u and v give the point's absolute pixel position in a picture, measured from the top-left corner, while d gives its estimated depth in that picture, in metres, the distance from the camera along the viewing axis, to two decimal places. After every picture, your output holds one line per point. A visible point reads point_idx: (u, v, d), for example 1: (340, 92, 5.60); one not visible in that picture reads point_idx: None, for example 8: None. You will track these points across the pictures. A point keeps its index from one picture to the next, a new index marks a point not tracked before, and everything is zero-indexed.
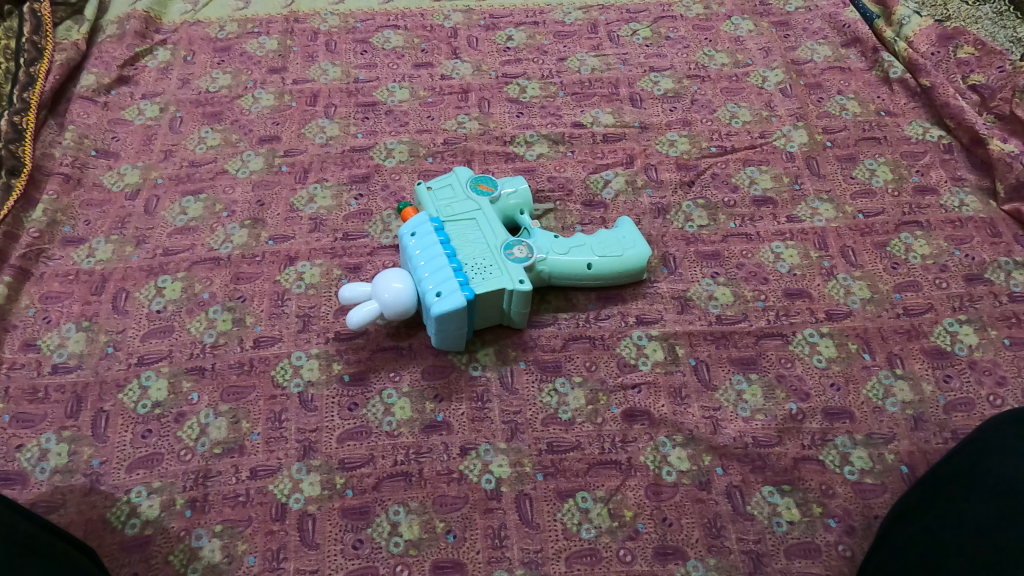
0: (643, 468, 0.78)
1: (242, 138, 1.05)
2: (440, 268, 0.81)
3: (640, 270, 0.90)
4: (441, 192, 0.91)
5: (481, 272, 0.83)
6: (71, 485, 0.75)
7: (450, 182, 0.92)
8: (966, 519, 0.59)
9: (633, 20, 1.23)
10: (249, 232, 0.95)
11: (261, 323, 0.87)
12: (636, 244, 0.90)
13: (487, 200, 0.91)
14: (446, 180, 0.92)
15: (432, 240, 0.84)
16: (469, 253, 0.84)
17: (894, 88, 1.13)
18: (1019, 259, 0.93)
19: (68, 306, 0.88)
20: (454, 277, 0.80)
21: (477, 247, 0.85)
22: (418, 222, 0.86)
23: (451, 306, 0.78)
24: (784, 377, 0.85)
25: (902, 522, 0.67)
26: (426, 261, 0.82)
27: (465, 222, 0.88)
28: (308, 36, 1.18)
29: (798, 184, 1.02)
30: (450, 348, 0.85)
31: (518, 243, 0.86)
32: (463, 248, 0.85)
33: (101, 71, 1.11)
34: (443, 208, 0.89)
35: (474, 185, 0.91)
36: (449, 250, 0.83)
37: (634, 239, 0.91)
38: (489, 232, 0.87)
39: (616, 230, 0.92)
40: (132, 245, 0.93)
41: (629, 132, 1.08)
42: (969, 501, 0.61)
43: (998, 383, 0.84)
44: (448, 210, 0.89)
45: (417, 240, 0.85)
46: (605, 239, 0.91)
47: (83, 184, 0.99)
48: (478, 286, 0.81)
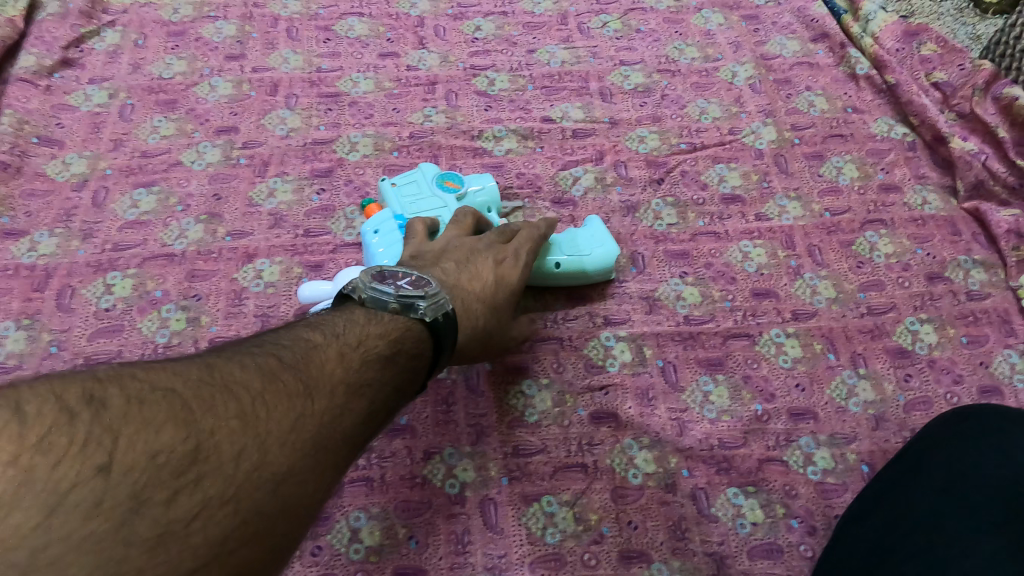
0: (609, 470, 0.78)
1: (197, 128, 1.01)
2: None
3: (608, 270, 0.89)
4: (407, 189, 0.88)
5: None
6: None
7: (415, 178, 0.90)
8: (910, 512, 0.60)
9: (604, 12, 1.21)
10: (205, 227, 0.91)
11: (217, 323, 0.84)
12: (604, 245, 0.88)
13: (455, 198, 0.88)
14: (412, 178, 0.90)
15: (395, 238, 0.83)
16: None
17: (861, 85, 1.12)
18: (978, 258, 0.94)
19: (7, 303, 0.83)
20: None
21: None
22: (382, 221, 0.85)
23: None
24: (750, 377, 0.85)
25: (851, 519, 0.67)
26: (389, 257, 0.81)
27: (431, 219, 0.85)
28: (268, 22, 1.14)
29: (766, 182, 1.02)
30: None
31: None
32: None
33: (43, 53, 1.05)
34: (408, 204, 0.87)
35: (443, 182, 0.89)
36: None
37: (602, 239, 0.89)
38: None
39: (586, 231, 0.90)
40: (78, 239, 0.89)
41: (598, 127, 1.06)
42: (912, 493, 0.62)
43: (955, 381, 0.85)
44: (413, 207, 0.87)
45: (379, 238, 0.83)
46: (573, 238, 0.89)
47: (24, 173, 0.94)
48: None
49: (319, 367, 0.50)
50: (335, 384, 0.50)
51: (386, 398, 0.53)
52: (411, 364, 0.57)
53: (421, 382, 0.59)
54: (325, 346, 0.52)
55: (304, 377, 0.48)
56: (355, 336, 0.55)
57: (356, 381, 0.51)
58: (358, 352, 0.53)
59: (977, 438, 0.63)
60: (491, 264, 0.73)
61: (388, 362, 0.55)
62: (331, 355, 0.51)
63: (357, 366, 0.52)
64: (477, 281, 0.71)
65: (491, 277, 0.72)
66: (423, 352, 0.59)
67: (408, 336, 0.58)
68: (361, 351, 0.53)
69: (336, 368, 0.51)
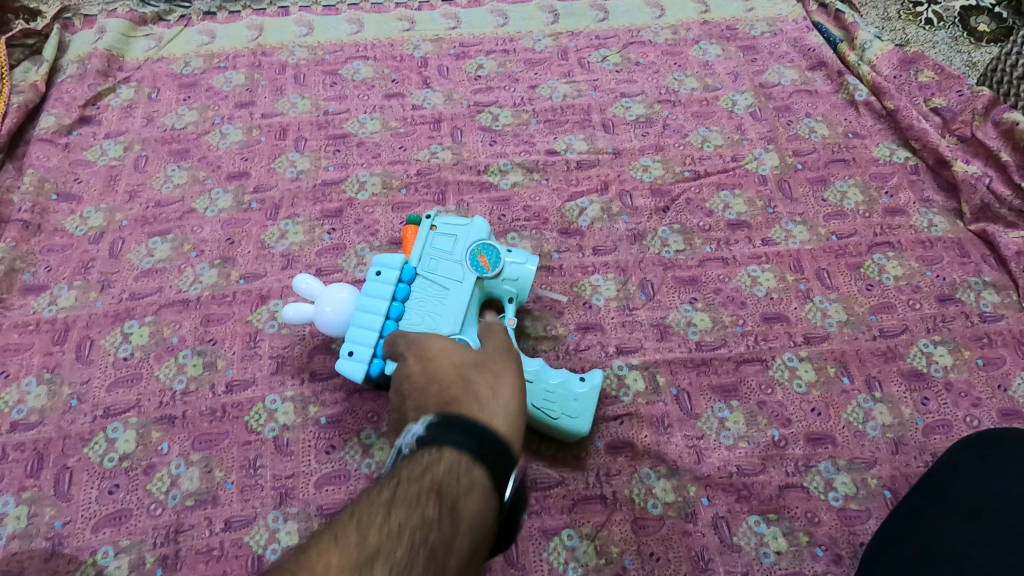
0: (628, 502, 0.77)
1: (209, 175, 1.03)
2: (368, 331, 0.77)
3: (568, 439, 0.79)
4: (436, 246, 0.84)
5: None
6: (32, 551, 0.71)
7: (456, 238, 0.84)
8: (941, 535, 0.60)
9: (603, 46, 1.23)
10: (219, 272, 0.93)
11: (233, 366, 0.84)
12: (582, 416, 0.78)
13: (472, 272, 0.82)
14: (452, 237, 0.84)
15: (386, 288, 0.79)
16: (412, 329, 0.78)
17: (860, 111, 1.14)
18: (988, 279, 0.95)
19: (28, 358, 0.85)
20: (378, 335, 0.77)
21: (429, 323, 0.79)
22: (392, 260, 0.81)
23: (349, 366, 0.75)
24: (766, 403, 0.84)
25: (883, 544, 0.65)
26: (365, 310, 0.78)
27: (437, 287, 0.81)
28: (276, 69, 1.16)
29: (771, 207, 1.03)
30: (364, 388, 0.82)
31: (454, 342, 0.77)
32: (411, 319, 0.79)
33: (61, 112, 1.08)
34: (428, 265, 0.82)
35: (474, 253, 0.83)
36: (392, 316, 0.78)
37: (584, 407, 0.79)
38: (445, 310, 0.80)
39: (578, 382, 0.80)
40: (96, 291, 0.90)
41: (602, 158, 1.08)
42: (942, 517, 0.62)
43: (974, 404, 0.84)
44: (430, 268, 0.82)
45: (375, 282, 0.80)
46: (556, 387, 0.79)
47: (44, 230, 0.96)
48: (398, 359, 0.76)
49: (328, 551, 0.44)
50: (344, 566, 0.43)
51: (432, 545, 0.46)
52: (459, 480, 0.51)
53: (492, 511, 0.51)
54: (352, 540, 0.45)
55: None
56: (379, 509, 0.47)
57: (375, 546, 0.45)
58: (379, 510, 0.47)
59: (997, 467, 0.63)
60: (494, 355, 0.66)
61: (422, 500, 0.48)
62: (360, 549, 0.44)
63: (376, 528, 0.46)
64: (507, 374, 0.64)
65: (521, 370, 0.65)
66: (471, 476, 0.51)
67: (438, 464, 0.51)
68: (385, 507, 0.48)
69: (348, 543, 0.45)
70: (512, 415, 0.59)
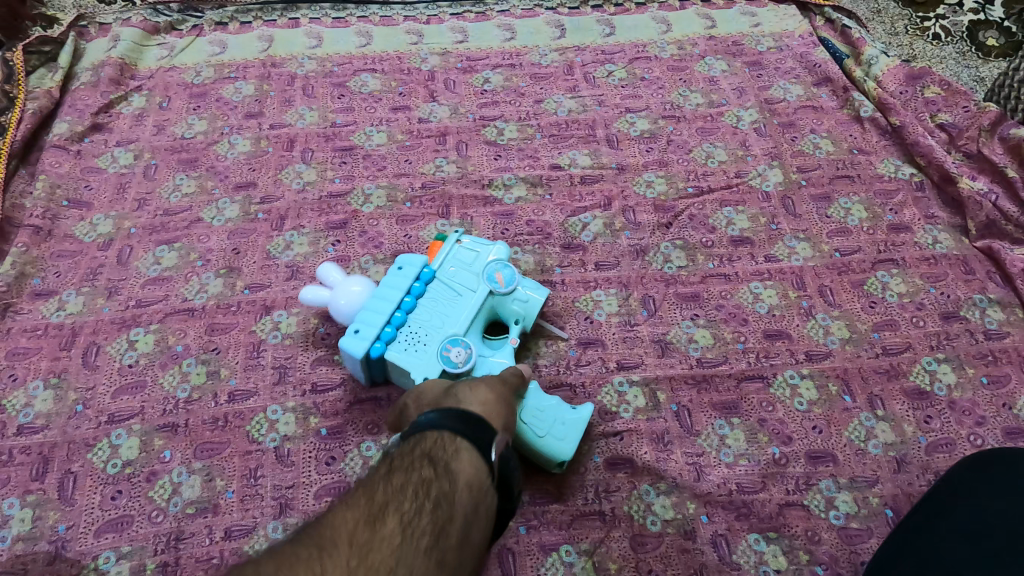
0: (627, 518, 0.77)
1: (217, 185, 1.04)
2: (374, 318, 0.78)
3: (549, 464, 0.78)
4: (457, 257, 0.84)
5: (411, 342, 0.78)
6: (34, 554, 0.72)
7: (478, 251, 0.85)
8: (937, 553, 0.60)
9: (609, 61, 1.24)
10: (224, 281, 0.94)
11: (236, 376, 0.85)
12: (566, 440, 0.77)
13: (485, 285, 0.82)
14: (476, 251, 0.85)
15: (401, 285, 0.81)
16: (415, 325, 0.79)
17: (865, 127, 1.14)
18: (993, 296, 0.94)
19: (36, 363, 0.86)
20: (381, 327, 0.78)
21: (432, 326, 0.79)
22: (415, 261, 0.84)
23: (348, 349, 0.76)
24: (766, 421, 0.84)
25: (879, 563, 0.64)
26: (375, 304, 0.80)
27: (449, 292, 0.82)
28: (285, 81, 1.18)
29: (775, 224, 1.03)
30: (360, 381, 0.83)
31: (450, 345, 0.77)
32: (417, 319, 0.80)
33: (74, 119, 1.10)
34: (446, 272, 0.83)
35: (492, 270, 0.83)
36: (401, 309, 0.80)
37: (570, 432, 0.78)
38: (452, 314, 0.80)
39: (568, 409, 0.79)
40: (103, 297, 0.92)
41: (606, 173, 1.08)
42: (940, 534, 0.62)
43: (978, 423, 0.84)
44: (448, 273, 0.83)
45: (395, 277, 0.82)
46: (547, 407, 0.78)
47: (54, 235, 0.98)
48: (393, 353, 0.77)
49: (338, 513, 0.47)
50: (357, 520, 0.46)
51: (437, 497, 0.49)
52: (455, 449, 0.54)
53: (487, 475, 0.54)
54: (364, 498, 0.48)
55: (355, 533, 0.45)
56: (387, 475, 0.51)
57: (380, 502, 0.48)
58: (379, 481, 0.50)
59: (1004, 492, 0.62)
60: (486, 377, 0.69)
61: (417, 465, 0.52)
62: (374, 502, 0.48)
63: (378, 493, 0.49)
64: (488, 389, 0.66)
65: (504, 390, 0.67)
66: (458, 446, 0.54)
67: (428, 437, 0.55)
68: (384, 479, 0.50)
69: (355, 504, 0.48)
70: (494, 406, 0.63)
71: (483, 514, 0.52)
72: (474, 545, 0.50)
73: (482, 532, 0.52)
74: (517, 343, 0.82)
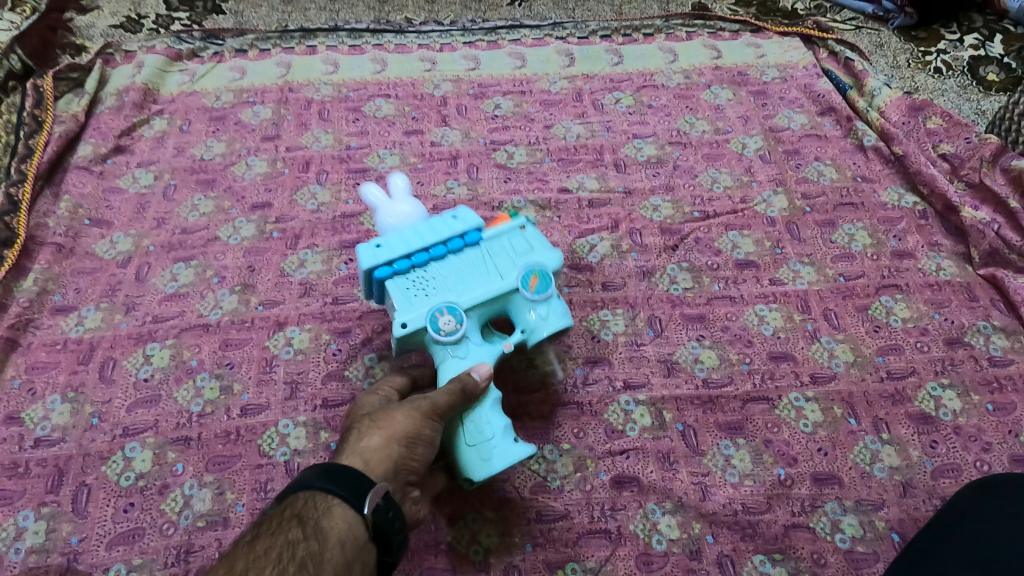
0: (633, 536, 0.78)
1: (234, 205, 1.07)
2: (400, 248, 0.78)
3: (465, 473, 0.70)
4: (508, 240, 0.80)
5: (420, 287, 0.76)
6: (48, 566, 0.73)
7: (528, 246, 0.80)
8: None
9: (617, 89, 1.27)
10: (239, 298, 0.96)
11: (249, 391, 0.87)
12: (495, 462, 0.70)
13: (516, 280, 0.77)
14: (530, 245, 0.81)
15: (440, 233, 0.80)
16: (430, 275, 0.77)
17: (869, 155, 1.16)
18: (997, 323, 0.95)
19: (54, 376, 0.87)
20: (402, 258, 0.77)
21: (445, 285, 0.77)
22: (468, 218, 0.81)
23: (362, 259, 0.76)
24: (771, 442, 0.85)
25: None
26: (410, 238, 0.79)
27: (480, 263, 0.79)
28: (302, 105, 1.21)
29: (779, 248, 1.04)
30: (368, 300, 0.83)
31: (445, 310, 0.74)
32: (437, 271, 0.78)
33: (99, 142, 1.14)
34: (489, 249, 0.80)
35: (530, 271, 0.78)
36: (430, 252, 0.78)
37: (502, 457, 0.70)
38: (469, 284, 0.77)
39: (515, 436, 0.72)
40: (121, 313, 0.94)
41: (613, 197, 1.10)
42: (947, 556, 0.62)
43: (984, 449, 0.84)
44: (491, 248, 0.80)
45: (444, 223, 0.81)
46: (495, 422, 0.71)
47: (76, 253, 1.00)
48: (396, 287, 0.76)
49: None
50: None
51: (300, 559, 0.54)
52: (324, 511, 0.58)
53: (358, 529, 0.58)
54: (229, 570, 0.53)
55: None
56: (255, 546, 0.55)
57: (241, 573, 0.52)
58: (247, 548, 0.55)
59: (1011, 517, 0.63)
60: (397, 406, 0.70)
61: (285, 529, 0.56)
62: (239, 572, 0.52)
63: (242, 561, 0.54)
64: (378, 430, 0.67)
65: (406, 424, 0.67)
66: (329, 504, 0.58)
67: (299, 498, 0.59)
68: (249, 547, 0.55)
69: None
70: (384, 452, 0.66)
71: (358, 566, 0.57)
72: None
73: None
74: (509, 350, 0.77)
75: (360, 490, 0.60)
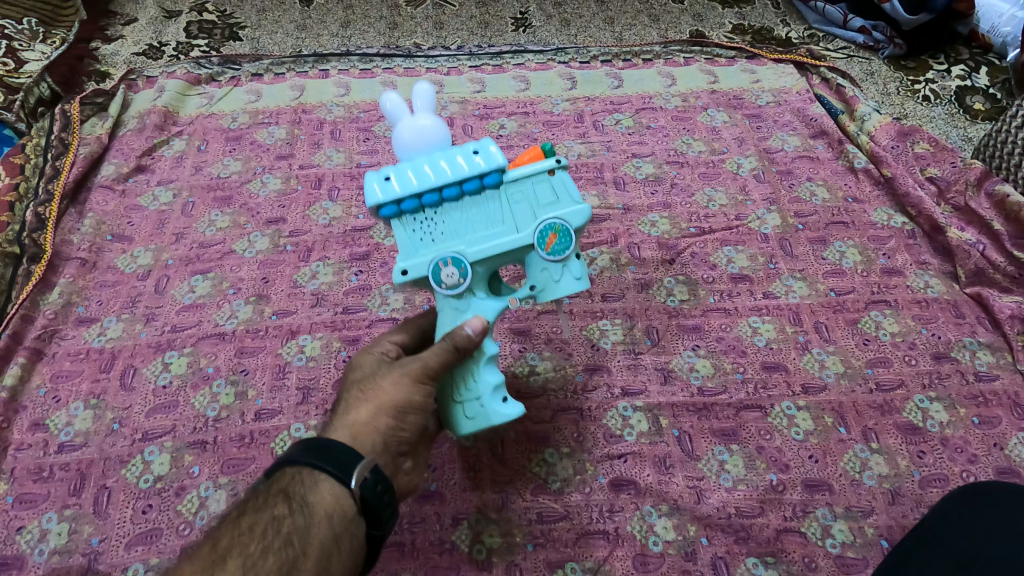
0: (630, 539, 0.81)
1: (249, 220, 1.11)
2: (410, 183, 0.66)
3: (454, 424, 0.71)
4: (533, 186, 0.68)
5: (425, 231, 0.68)
6: (70, 565, 0.76)
7: (554, 195, 0.69)
8: None
9: (617, 111, 1.32)
10: (253, 308, 1.00)
11: (262, 396, 0.90)
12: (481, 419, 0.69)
13: (532, 235, 0.68)
14: (557, 194, 0.69)
15: (457, 167, 0.67)
16: (439, 218, 0.68)
17: (859, 176, 1.21)
18: (982, 339, 0.99)
19: (77, 384, 0.91)
20: (411, 195, 0.66)
21: (454, 230, 0.68)
22: (494, 151, 0.68)
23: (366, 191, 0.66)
24: (764, 449, 0.88)
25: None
26: (424, 171, 0.67)
27: (496, 210, 0.68)
28: (314, 125, 1.27)
29: (772, 263, 1.08)
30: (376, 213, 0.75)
31: (450, 261, 0.67)
32: (446, 214, 0.68)
33: (121, 162, 1.19)
34: (509, 191, 0.68)
35: (551, 228, 0.68)
36: (441, 190, 0.67)
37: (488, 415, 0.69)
38: (480, 232, 0.69)
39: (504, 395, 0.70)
40: (141, 323, 0.98)
41: (613, 214, 1.15)
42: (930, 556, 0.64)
43: (970, 460, 0.87)
44: (512, 191, 0.68)
45: (464, 154, 0.67)
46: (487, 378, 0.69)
47: (98, 267, 1.05)
48: (401, 228, 0.68)
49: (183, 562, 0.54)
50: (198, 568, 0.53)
51: (286, 535, 0.56)
52: (310, 486, 0.59)
53: (345, 503, 0.59)
54: (218, 541, 0.56)
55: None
56: (243, 518, 0.57)
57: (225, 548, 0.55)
58: (234, 521, 0.57)
59: (997, 527, 0.65)
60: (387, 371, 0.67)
61: (271, 504, 0.58)
62: (225, 546, 0.55)
63: (226, 536, 0.56)
64: (365, 402, 0.65)
65: (394, 394, 0.65)
66: (316, 479, 0.59)
67: (285, 473, 0.60)
68: (235, 520, 0.57)
69: (202, 552, 0.55)
70: (372, 423, 0.64)
71: (346, 540, 0.59)
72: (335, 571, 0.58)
73: (345, 556, 0.58)
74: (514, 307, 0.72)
75: (345, 466, 0.59)
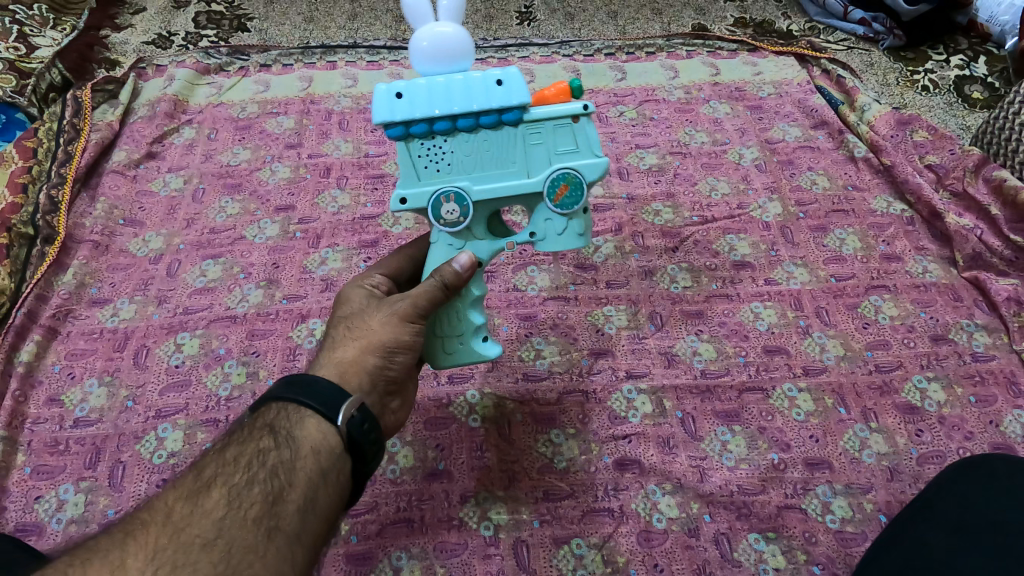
0: (634, 514, 0.82)
1: (259, 207, 1.13)
2: (422, 106, 0.65)
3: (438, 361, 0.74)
4: (551, 132, 0.69)
5: (431, 158, 0.68)
6: (86, 534, 0.78)
7: (572, 146, 0.70)
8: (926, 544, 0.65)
9: (620, 103, 1.34)
10: (264, 292, 1.02)
11: (274, 377, 0.92)
12: (466, 357, 0.74)
13: (541, 182, 0.70)
14: (575, 143, 0.70)
15: (474, 98, 0.65)
16: (447, 147, 0.67)
17: (860, 166, 1.22)
18: (980, 322, 1.00)
19: (91, 363, 0.93)
20: (421, 118, 0.65)
21: (461, 164, 0.68)
22: (517, 87, 0.66)
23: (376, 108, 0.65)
24: (766, 429, 0.90)
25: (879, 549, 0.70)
26: (437, 95, 0.65)
27: (510, 150, 0.69)
28: (322, 116, 1.28)
29: (774, 250, 1.10)
30: None
31: (452, 197, 0.69)
32: (455, 143, 0.68)
33: (132, 149, 1.21)
34: (525, 133, 0.68)
35: (563, 177, 0.69)
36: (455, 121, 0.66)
37: (471, 355, 0.74)
38: (488, 170, 0.69)
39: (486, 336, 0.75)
40: (154, 305, 1.00)
41: (616, 203, 1.17)
42: (929, 525, 0.67)
43: (967, 437, 0.89)
44: (528, 135, 0.68)
45: (485, 84, 0.66)
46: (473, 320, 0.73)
47: (111, 250, 1.07)
48: (406, 153, 0.67)
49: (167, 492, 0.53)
50: (182, 496, 0.52)
51: (272, 466, 0.55)
52: (296, 423, 0.58)
53: (331, 437, 0.58)
54: (202, 472, 0.54)
55: (185, 507, 0.51)
56: (228, 451, 0.56)
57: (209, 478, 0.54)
58: (217, 455, 0.56)
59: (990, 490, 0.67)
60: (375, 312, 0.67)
61: (257, 437, 0.57)
62: (210, 476, 0.54)
63: (212, 465, 0.55)
64: (351, 341, 0.65)
65: (382, 333, 0.65)
66: (303, 414, 0.58)
67: (270, 409, 0.59)
68: (219, 452, 0.56)
69: (185, 483, 0.53)
70: (358, 363, 0.64)
71: (333, 475, 0.58)
72: (321, 506, 0.56)
73: (332, 490, 0.58)
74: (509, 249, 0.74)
75: (333, 401, 0.59)
